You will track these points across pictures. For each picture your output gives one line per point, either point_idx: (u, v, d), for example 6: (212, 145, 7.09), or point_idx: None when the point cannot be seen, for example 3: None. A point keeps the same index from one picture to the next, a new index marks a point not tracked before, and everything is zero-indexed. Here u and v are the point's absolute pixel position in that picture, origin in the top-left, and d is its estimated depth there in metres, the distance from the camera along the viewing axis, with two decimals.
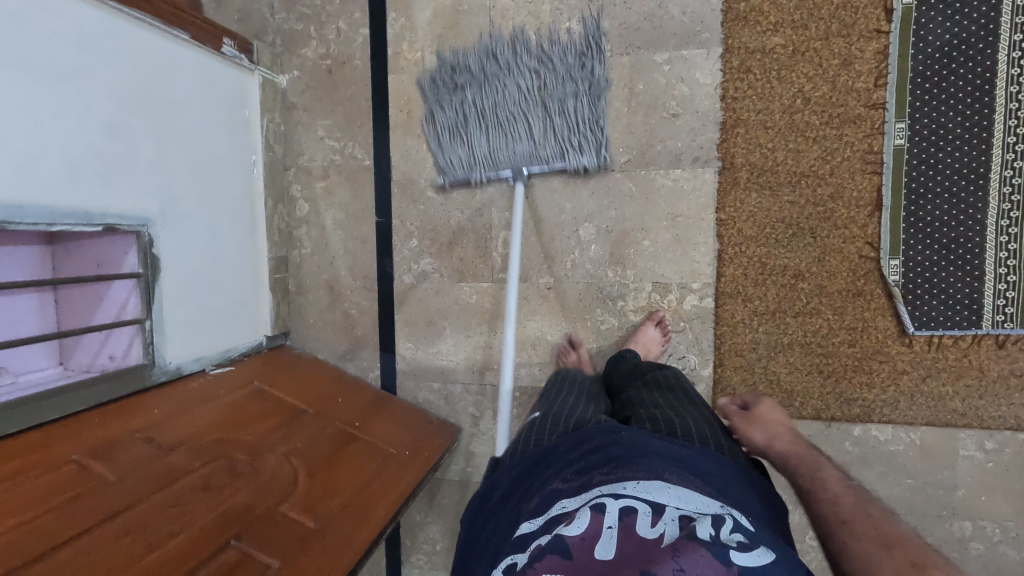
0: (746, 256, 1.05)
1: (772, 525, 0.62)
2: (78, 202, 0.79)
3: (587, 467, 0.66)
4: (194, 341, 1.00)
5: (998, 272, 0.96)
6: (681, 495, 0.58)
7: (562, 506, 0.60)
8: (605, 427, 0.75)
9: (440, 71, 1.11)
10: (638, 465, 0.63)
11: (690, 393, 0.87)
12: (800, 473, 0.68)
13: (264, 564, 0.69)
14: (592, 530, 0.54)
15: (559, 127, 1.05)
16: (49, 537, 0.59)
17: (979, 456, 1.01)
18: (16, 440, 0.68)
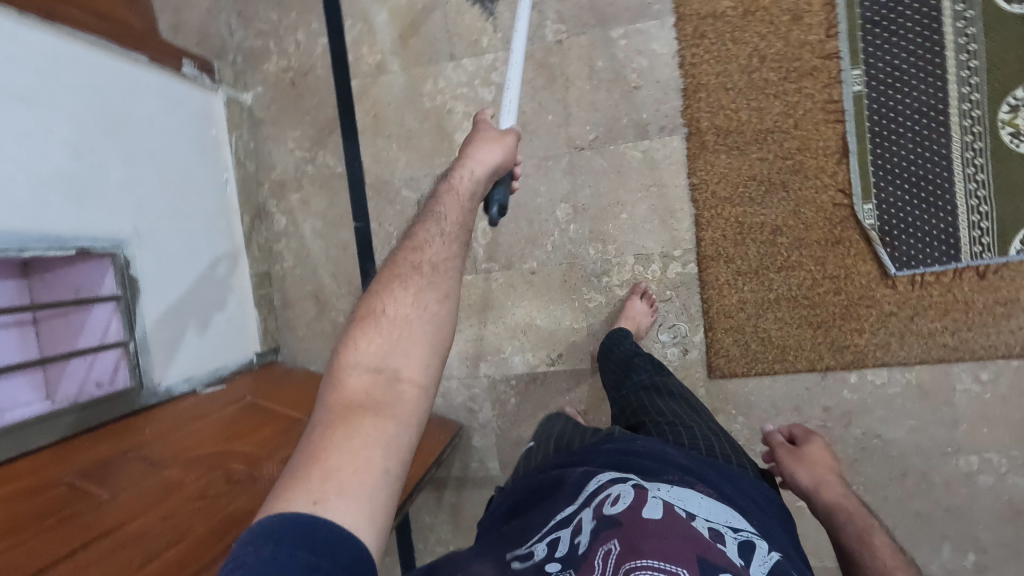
0: (723, 218, 1.05)
1: (786, 538, 0.67)
2: (49, 226, 0.78)
3: (615, 462, 0.70)
4: (180, 360, 0.99)
5: (969, 204, 0.97)
6: (711, 507, 0.63)
7: (598, 480, 0.65)
8: (623, 434, 0.79)
9: None
10: (667, 474, 0.67)
11: (691, 401, 0.90)
12: (849, 530, 0.74)
13: None
14: (637, 503, 0.58)
15: None
16: (42, 557, 0.57)
17: (975, 388, 1.01)
18: (6, 469, 0.67)
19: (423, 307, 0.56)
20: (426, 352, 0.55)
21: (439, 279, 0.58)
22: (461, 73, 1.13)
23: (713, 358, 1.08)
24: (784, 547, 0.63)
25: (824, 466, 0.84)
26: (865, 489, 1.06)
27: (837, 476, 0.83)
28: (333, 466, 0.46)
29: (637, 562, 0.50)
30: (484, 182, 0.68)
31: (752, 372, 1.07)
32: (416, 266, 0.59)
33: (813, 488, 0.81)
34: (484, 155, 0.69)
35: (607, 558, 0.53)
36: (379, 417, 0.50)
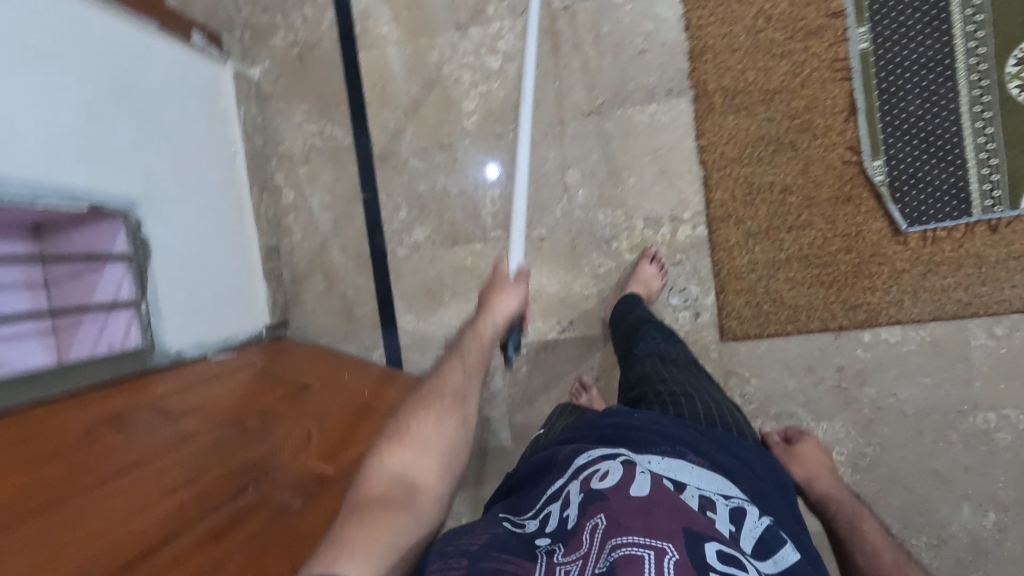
0: (732, 179, 1.05)
1: (777, 503, 0.68)
2: (62, 179, 0.78)
3: (610, 436, 0.70)
4: (192, 328, 0.99)
5: (979, 158, 0.97)
6: (702, 476, 0.63)
7: (588, 455, 0.64)
8: (618, 409, 0.78)
9: None
10: (661, 445, 0.67)
11: (693, 370, 0.90)
12: (842, 521, 0.79)
13: (287, 503, 0.68)
14: (626, 478, 0.57)
15: None
16: (61, 485, 0.56)
17: (991, 344, 1.00)
18: (22, 415, 0.67)
19: (444, 428, 0.64)
20: (441, 466, 0.62)
21: (457, 408, 0.66)
22: (467, 42, 1.14)
23: (725, 320, 1.08)
24: (774, 512, 0.64)
25: (817, 461, 0.89)
26: (882, 450, 1.05)
27: (829, 470, 0.88)
28: (348, 544, 0.52)
29: (623, 538, 0.49)
30: (503, 330, 0.76)
31: (765, 334, 1.07)
32: (439, 395, 0.67)
33: (807, 482, 0.86)
34: (506, 303, 0.77)
35: (594, 532, 0.52)
36: (393, 512, 0.56)
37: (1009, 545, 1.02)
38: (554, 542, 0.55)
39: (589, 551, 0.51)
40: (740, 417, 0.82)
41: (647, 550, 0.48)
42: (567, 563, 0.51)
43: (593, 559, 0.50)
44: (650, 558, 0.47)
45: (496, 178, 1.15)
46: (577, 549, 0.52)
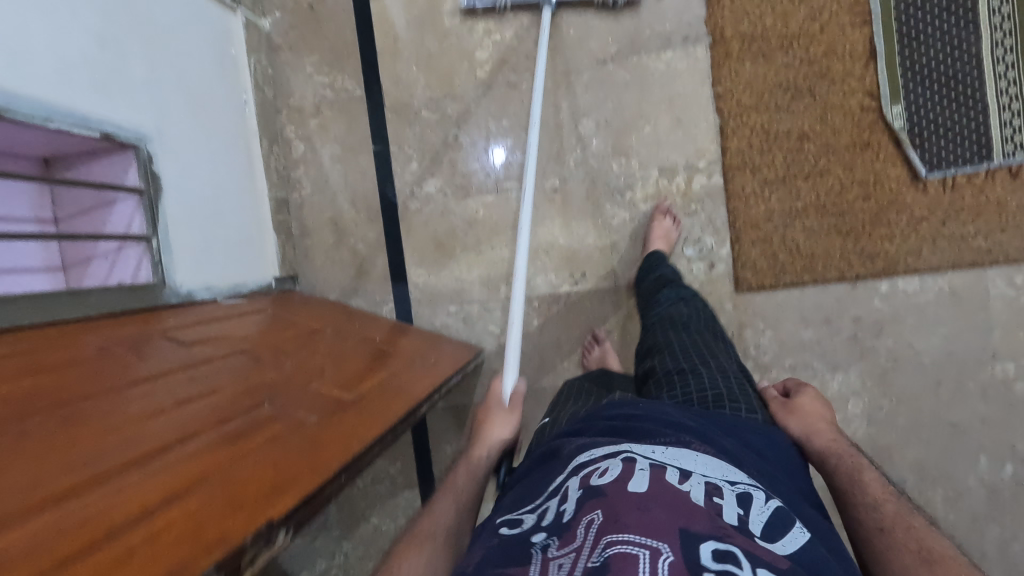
0: (749, 126, 1.04)
1: (789, 490, 0.64)
2: (76, 103, 0.77)
3: (614, 429, 0.67)
4: (202, 270, 0.98)
5: (1000, 102, 0.96)
6: (708, 463, 0.59)
7: (590, 453, 0.61)
8: (622, 399, 0.75)
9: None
10: (666, 433, 0.63)
11: (708, 335, 0.88)
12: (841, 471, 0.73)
13: (304, 416, 0.65)
14: (625, 475, 0.54)
15: None
16: (72, 388, 0.55)
17: (1010, 292, 0.99)
18: (33, 331, 0.66)
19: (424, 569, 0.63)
20: None
21: (439, 551, 0.65)
22: None
23: (740, 271, 1.06)
24: (787, 499, 0.61)
25: (816, 416, 0.83)
26: (898, 402, 1.04)
27: (828, 424, 0.82)
28: None
29: (619, 535, 0.46)
30: (496, 456, 0.82)
31: (780, 284, 1.05)
32: (424, 536, 0.67)
33: (804, 435, 0.80)
34: (499, 425, 0.86)
35: (589, 527, 0.49)
36: None
37: None
38: (550, 538, 0.52)
39: (584, 545, 0.48)
40: (752, 393, 0.80)
41: (642, 549, 0.44)
42: (560, 557, 0.48)
43: (586, 552, 0.46)
44: (644, 557, 0.43)
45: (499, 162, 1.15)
46: (570, 544, 0.49)
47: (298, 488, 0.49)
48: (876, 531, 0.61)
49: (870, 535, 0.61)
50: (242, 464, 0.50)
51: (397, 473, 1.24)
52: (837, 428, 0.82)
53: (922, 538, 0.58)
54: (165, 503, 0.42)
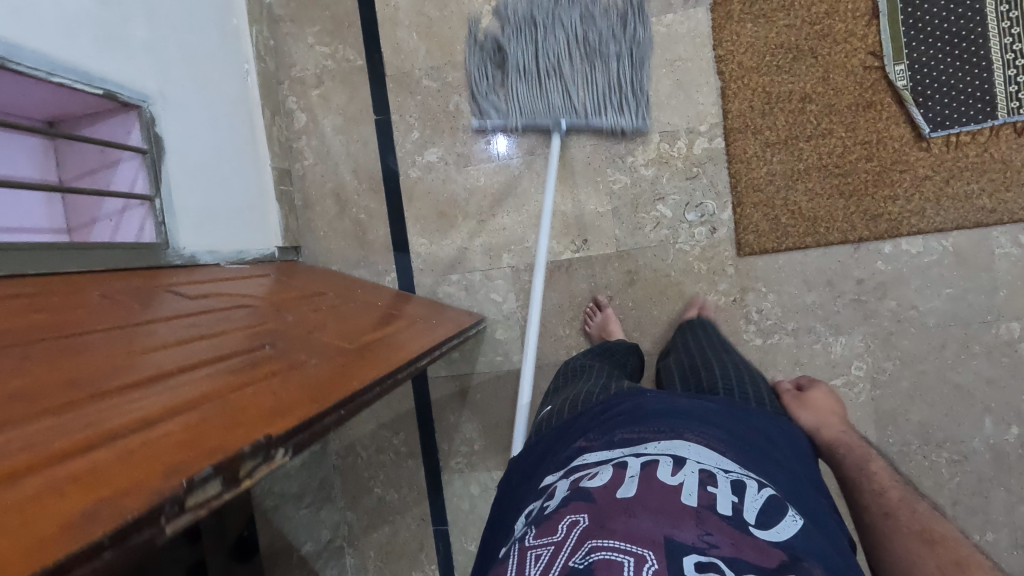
0: (750, 89, 1.04)
1: (796, 475, 0.65)
2: (77, 59, 0.78)
3: (618, 421, 0.69)
4: (205, 234, 0.99)
5: (1005, 59, 0.95)
6: (702, 452, 0.60)
7: (583, 458, 0.63)
8: (629, 391, 0.78)
9: (484, 74, 1.11)
10: (660, 426, 0.65)
11: (725, 342, 0.97)
12: (849, 463, 0.76)
13: (305, 358, 0.66)
14: (614, 480, 0.56)
15: (593, 90, 1.05)
16: (73, 325, 0.56)
17: (1015, 252, 0.98)
18: (45, 280, 0.68)
19: None
20: None
21: None
22: None
23: (742, 235, 1.06)
24: (788, 485, 0.61)
25: (828, 412, 0.87)
26: (902, 364, 1.03)
27: (840, 419, 0.86)
28: None
29: (602, 542, 0.47)
30: None
31: (783, 248, 1.05)
32: None
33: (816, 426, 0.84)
34: None
35: (572, 527, 0.51)
36: None
37: None
38: (530, 530, 0.53)
39: (564, 541, 0.49)
40: (766, 388, 0.84)
41: (627, 556, 0.46)
42: (537, 547, 0.50)
43: (567, 551, 0.48)
44: (629, 564, 0.45)
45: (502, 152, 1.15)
46: (550, 536, 0.50)
47: (297, 414, 0.49)
48: (881, 518, 0.63)
49: (876, 521, 0.64)
50: (241, 391, 0.50)
51: (400, 443, 1.25)
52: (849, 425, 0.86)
53: (925, 522, 0.60)
54: (164, 418, 0.42)
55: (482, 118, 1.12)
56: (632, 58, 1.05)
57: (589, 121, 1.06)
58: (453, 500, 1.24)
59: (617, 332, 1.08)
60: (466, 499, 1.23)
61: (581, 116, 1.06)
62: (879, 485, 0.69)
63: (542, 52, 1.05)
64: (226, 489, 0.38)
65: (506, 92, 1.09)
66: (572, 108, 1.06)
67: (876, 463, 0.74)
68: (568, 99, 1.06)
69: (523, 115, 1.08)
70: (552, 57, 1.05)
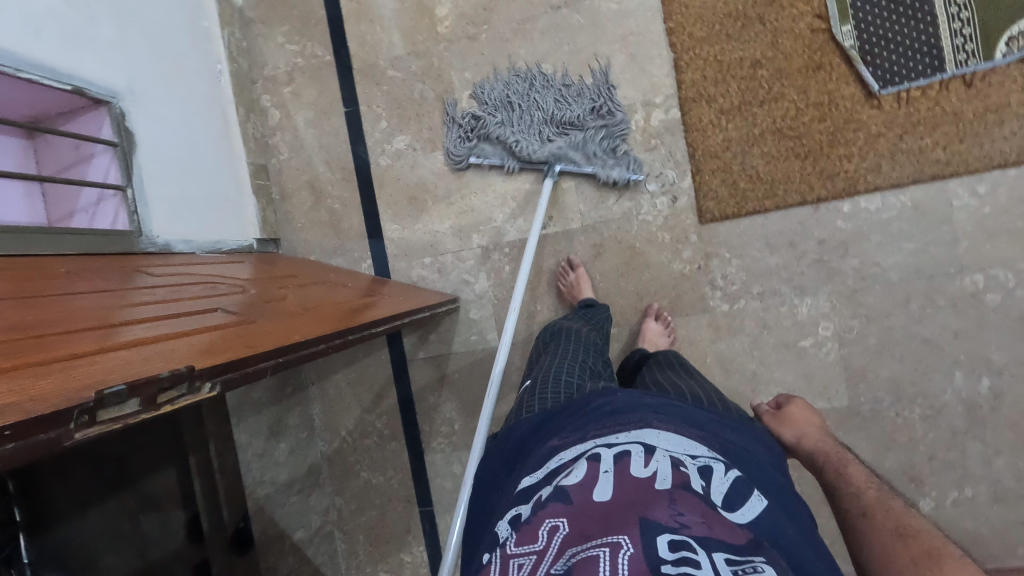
0: (702, 59, 1.06)
1: (770, 461, 0.66)
2: (45, 57, 0.83)
3: (592, 419, 0.65)
4: (180, 223, 1.03)
5: (949, 13, 0.96)
6: (671, 439, 0.60)
7: (559, 457, 0.61)
8: (603, 390, 0.73)
9: (461, 130, 1.16)
10: (630, 417, 0.63)
11: (690, 368, 0.90)
12: (828, 469, 0.73)
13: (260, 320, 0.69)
14: (589, 477, 0.55)
15: (580, 141, 1.09)
16: (38, 289, 0.60)
17: (974, 204, 0.99)
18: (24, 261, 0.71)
19: None
20: None
21: None
22: None
23: (702, 203, 1.08)
24: (759, 468, 0.62)
25: (806, 423, 0.82)
26: (868, 321, 1.03)
27: (819, 429, 0.81)
28: None
29: (579, 547, 0.48)
30: None
31: (743, 213, 1.06)
32: None
33: (796, 442, 0.80)
34: None
35: (553, 533, 0.51)
36: None
37: (1006, 410, 1.00)
38: (511, 533, 0.53)
39: (546, 550, 0.49)
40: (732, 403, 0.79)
41: (601, 549, 0.46)
42: (519, 555, 0.50)
43: (549, 559, 0.48)
44: (604, 556, 0.45)
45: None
46: (531, 543, 0.51)
47: (227, 356, 0.52)
48: (860, 518, 0.61)
49: (855, 521, 0.62)
50: (180, 340, 0.54)
51: (384, 427, 1.27)
52: (832, 435, 0.81)
53: (900, 518, 0.59)
54: (96, 356, 0.45)
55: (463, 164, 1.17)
56: (613, 113, 1.09)
57: (582, 169, 1.09)
58: (437, 480, 1.26)
59: (588, 291, 1.10)
60: (450, 478, 1.25)
61: (573, 167, 1.09)
62: (856, 486, 0.67)
63: (520, 111, 1.12)
64: (145, 410, 0.41)
65: (493, 139, 1.14)
66: (565, 155, 1.09)
67: (854, 466, 0.71)
68: (560, 148, 1.09)
69: (515, 160, 1.13)
70: (534, 109, 1.11)
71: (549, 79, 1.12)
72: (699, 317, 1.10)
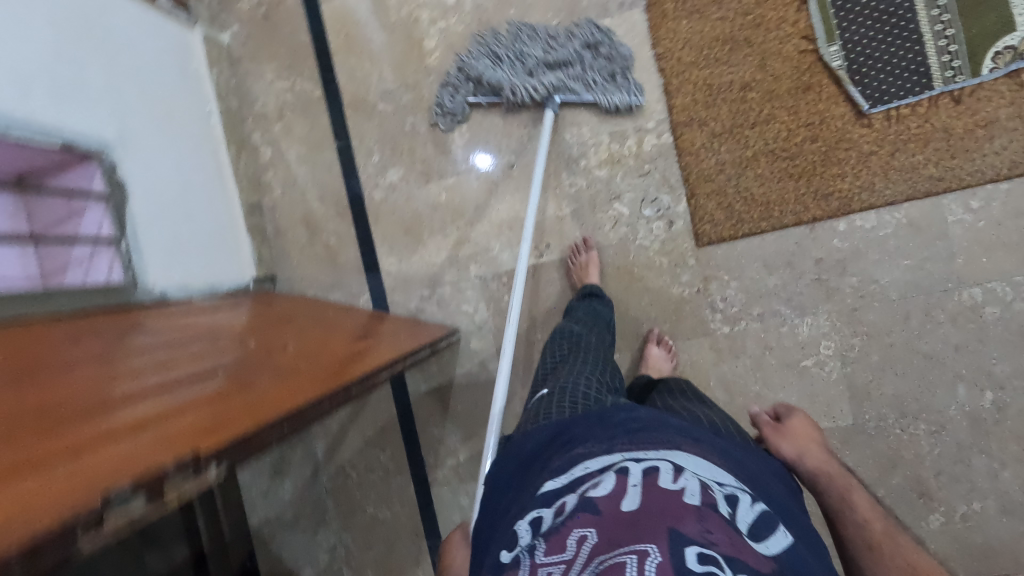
0: (692, 83, 1.07)
1: (789, 497, 0.65)
2: (34, 114, 0.82)
3: (615, 436, 0.64)
4: (175, 269, 1.02)
5: (935, 30, 0.97)
6: (698, 462, 0.59)
7: (585, 465, 0.60)
8: (624, 406, 0.73)
9: (453, 81, 1.14)
10: (658, 436, 0.63)
11: (703, 396, 0.89)
12: (830, 493, 0.70)
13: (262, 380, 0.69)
14: (618, 489, 0.54)
15: (577, 71, 1.08)
16: (39, 363, 0.59)
17: (968, 218, 0.99)
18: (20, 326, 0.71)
19: None
20: None
21: None
22: None
23: (698, 225, 1.08)
24: (779, 503, 0.62)
25: (808, 438, 0.79)
26: (869, 339, 1.04)
27: (820, 446, 0.78)
28: None
29: (609, 555, 0.47)
30: None
31: (740, 235, 1.07)
32: None
33: (797, 457, 0.76)
34: None
35: (581, 543, 0.50)
36: None
37: (1010, 423, 1.00)
38: (537, 541, 0.54)
39: (574, 559, 0.50)
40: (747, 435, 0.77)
41: (629, 555, 0.46)
42: (547, 565, 0.51)
43: (576, 569, 0.49)
44: (631, 563, 0.45)
45: (485, 160, 1.17)
46: (559, 553, 0.51)
47: (230, 430, 0.51)
48: (864, 551, 0.60)
49: (861, 555, 0.61)
50: (182, 415, 0.53)
51: (388, 460, 1.26)
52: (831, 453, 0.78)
53: (907, 554, 0.58)
54: (98, 447, 0.45)
55: (457, 115, 1.15)
56: (608, 39, 1.08)
57: (583, 98, 1.08)
58: (445, 513, 1.24)
59: (594, 276, 1.09)
60: (457, 510, 1.24)
61: (574, 97, 1.08)
62: (860, 515, 0.64)
63: (512, 52, 1.10)
64: (151, 504, 0.41)
65: (486, 82, 1.11)
66: (564, 86, 1.07)
67: (858, 492, 0.68)
68: (557, 79, 1.07)
69: (512, 100, 1.11)
70: (524, 46, 1.10)
71: (536, 27, 1.11)
72: (701, 340, 1.09)
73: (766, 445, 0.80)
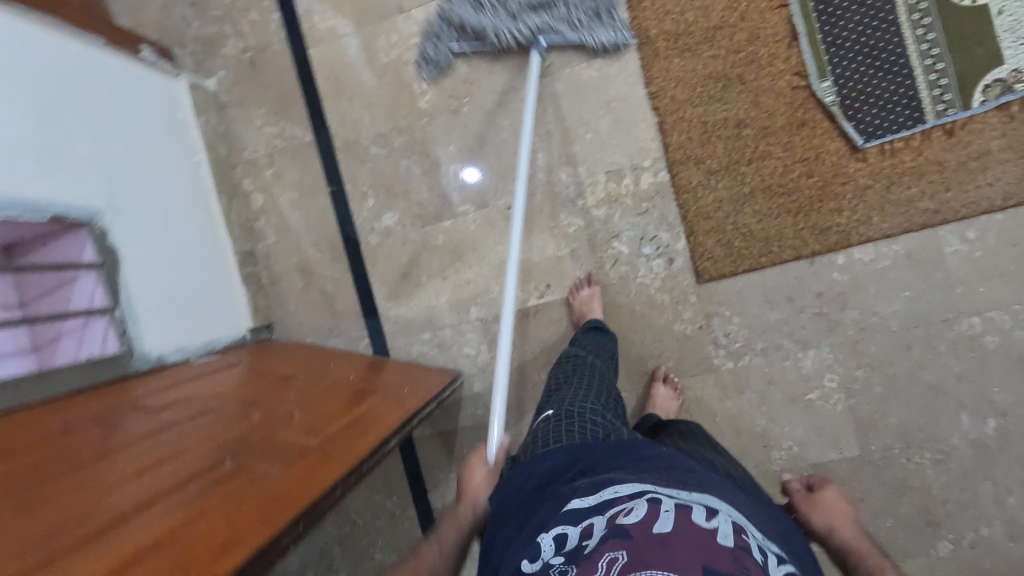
0: (687, 120, 1.06)
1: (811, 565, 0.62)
2: (22, 189, 0.81)
3: (644, 468, 0.62)
4: (170, 332, 1.00)
5: (925, 64, 0.98)
6: (730, 511, 0.56)
7: (615, 489, 0.58)
8: (640, 442, 0.71)
9: (437, 29, 1.12)
10: (689, 478, 0.60)
11: (715, 442, 0.87)
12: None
13: (264, 471, 0.68)
14: (650, 515, 0.52)
15: (561, 10, 1.06)
16: (44, 468, 0.59)
17: (965, 249, 1.00)
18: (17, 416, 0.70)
19: None
20: None
21: None
22: (412, 24, 1.17)
23: (698, 262, 1.08)
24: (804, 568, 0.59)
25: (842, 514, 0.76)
26: (873, 370, 1.04)
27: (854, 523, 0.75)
28: None
29: None
30: None
31: (740, 271, 1.07)
32: None
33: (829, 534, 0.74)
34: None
35: (611, 564, 0.47)
36: None
37: (1014, 449, 1.01)
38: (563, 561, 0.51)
39: None
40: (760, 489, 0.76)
41: None
42: None
43: None
44: None
45: (475, 180, 1.16)
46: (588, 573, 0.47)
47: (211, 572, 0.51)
48: None
49: None
50: (168, 547, 0.53)
51: (394, 506, 1.24)
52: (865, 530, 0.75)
53: None
54: None
55: (441, 64, 1.14)
56: None
57: (569, 38, 1.07)
58: None
59: (597, 311, 1.08)
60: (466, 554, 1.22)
61: (559, 38, 1.07)
62: None
63: None
64: None
65: (469, 28, 1.10)
66: (549, 27, 1.06)
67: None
68: (542, 21, 1.06)
69: (496, 45, 1.10)
70: None
71: None
72: (705, 376, 1.09)
73: (797, 518, 0.78)
